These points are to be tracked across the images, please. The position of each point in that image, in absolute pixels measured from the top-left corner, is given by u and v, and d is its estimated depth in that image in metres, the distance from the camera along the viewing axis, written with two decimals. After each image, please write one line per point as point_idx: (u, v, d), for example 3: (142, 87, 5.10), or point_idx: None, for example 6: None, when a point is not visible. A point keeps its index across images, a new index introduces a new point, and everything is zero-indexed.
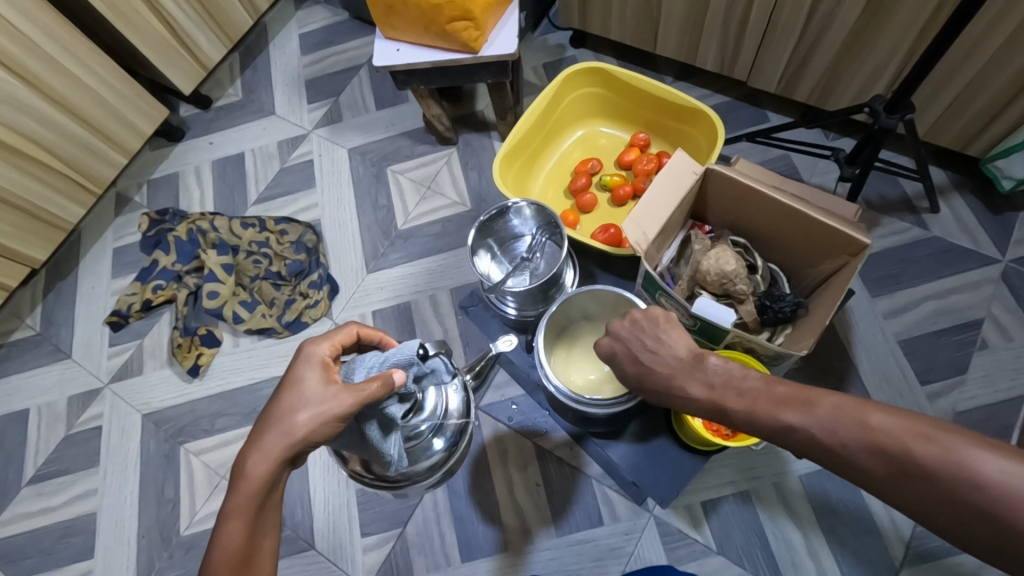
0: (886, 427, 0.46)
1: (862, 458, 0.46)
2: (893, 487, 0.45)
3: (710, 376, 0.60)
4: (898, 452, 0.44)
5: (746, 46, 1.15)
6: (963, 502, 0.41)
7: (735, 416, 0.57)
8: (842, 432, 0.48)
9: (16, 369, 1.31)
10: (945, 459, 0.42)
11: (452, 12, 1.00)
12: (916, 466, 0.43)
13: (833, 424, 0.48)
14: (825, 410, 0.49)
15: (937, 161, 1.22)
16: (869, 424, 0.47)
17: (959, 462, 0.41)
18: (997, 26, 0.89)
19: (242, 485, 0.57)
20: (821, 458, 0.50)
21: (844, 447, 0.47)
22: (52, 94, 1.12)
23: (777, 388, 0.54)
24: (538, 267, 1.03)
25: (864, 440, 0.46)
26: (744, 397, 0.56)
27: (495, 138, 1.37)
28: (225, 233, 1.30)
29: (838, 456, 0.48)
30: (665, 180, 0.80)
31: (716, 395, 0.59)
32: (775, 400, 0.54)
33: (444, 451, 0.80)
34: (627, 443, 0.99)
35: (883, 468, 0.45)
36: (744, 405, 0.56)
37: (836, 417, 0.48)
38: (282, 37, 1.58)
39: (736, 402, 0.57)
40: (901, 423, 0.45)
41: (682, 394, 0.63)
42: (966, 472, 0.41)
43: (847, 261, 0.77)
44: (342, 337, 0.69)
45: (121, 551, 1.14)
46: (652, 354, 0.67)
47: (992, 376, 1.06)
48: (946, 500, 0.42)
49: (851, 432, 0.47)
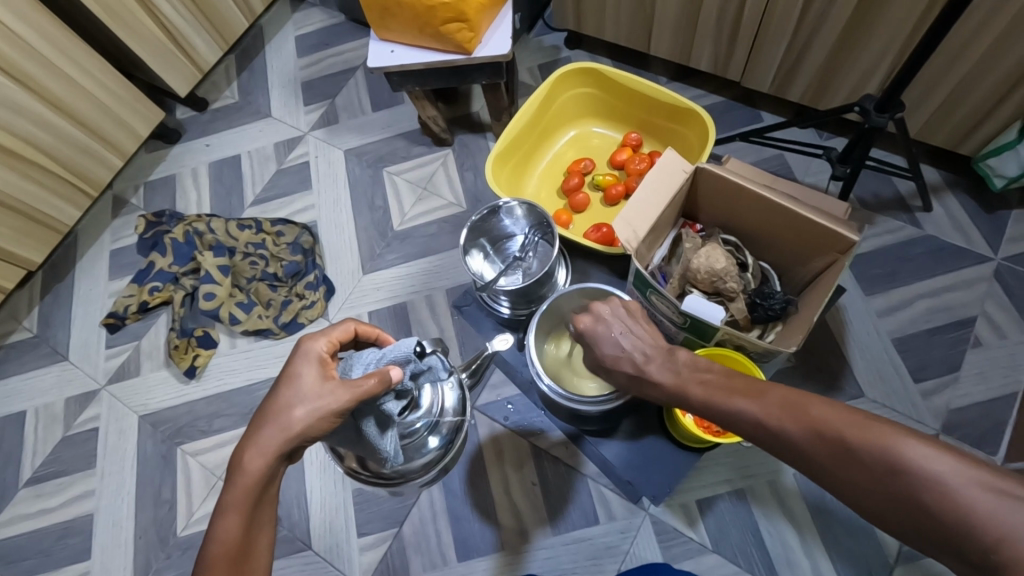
0: (825, 416, 0.51)
1: (802, 443, 0.52)
2: (827, 470, 0.50)
3: (677, 364, 0.68)
4: (832, 437, 0.49)
5: (739, 46, 1.16)
6: (885, 483, 0.45)
7: (702, 406, 0.62)
8: (787, 419, 0.53)
9: (14, 370, 1.31)
10: (871, 443, 0.47)
11: (446, 13, 1.01)
12: (847, 449, 0.48)
13: (783, 414, 0.54)
14: (776, 400, 0.55)
15: (931, 160, 1.22)
16: (811, 413, 0.52)
17: (882, 445, 0.46)
18: (986, 25, 0.89)
19: (238, 480, 0.57)
20: (771, 446, 0.55)
21: (789, 432, 0.53)
22: (49, 96, 1.12)
23: (738, 381, 0.60)
24: (532, 266, 1.03)
25: (805, 426, 0.52)
26: (709, 388, 0.62)
27: (491, 139, 1.38)
28: (222, 234, 1.30)
29: (784, 441, 0.54)
30: (655, 178, 0.80)
31: (681, 383, 0.66)
32: (736, 391, 0.60)
33: (438, 449, 0.81)
34: (620, 441, 1.00)
35: (820, 452, 0.50)
36: (708, 395, 0.62)
37: (783, 406, 0.54)
38: (279, 39, 1.59)
39: (699, 391, 0.63)
40: (839, 413, 0.50)
41: (651, 379, 0.69)
42: (887, 455, 0.45)
43: (837, 258, 0.78)
44: (339, 333, 0.69)
45: (119, 552, 1.14)
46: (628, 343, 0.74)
47: (986, 373, 1.06)
48: (870, 480, 0.46)
49: (796, 419, 0.53)
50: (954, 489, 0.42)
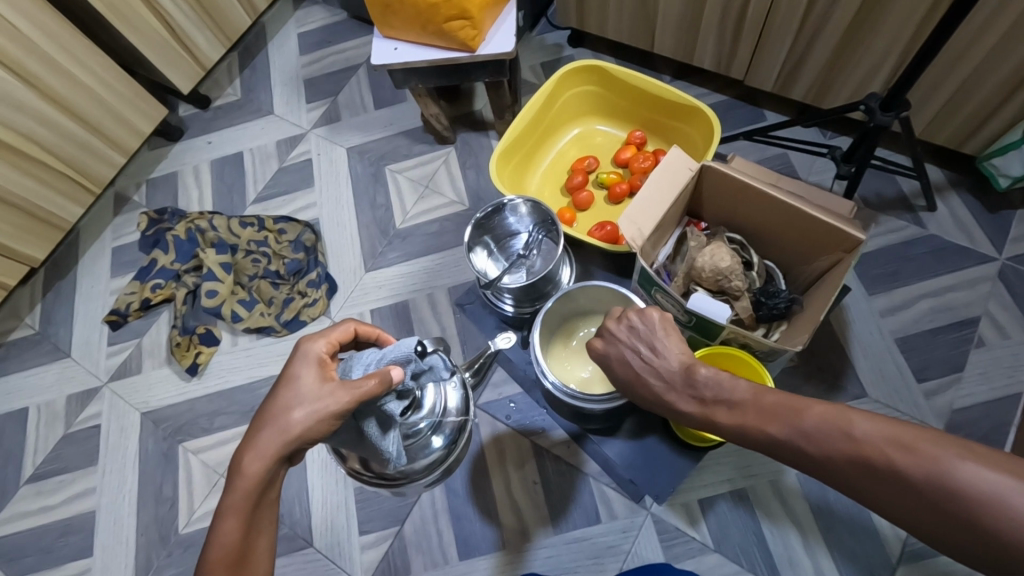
0: (871, 437, 0.47)
1: (848, 468, 0.48)
2: (879, 497, 0.46)
3: (700, 391, 0.61)
4: (882, 461, 0.45)
5: (743, 45, 1.15)
6: (947, 511, 0.42)
7: (725, 428, 0.59)
8: (829, 443, 0.49)
9: (15, 368, 1.31)
10: (928, 469, 0.43)
11: (449, 11, 1.01)
12: (901, 476, 0.44)
13: (816, 433, 0.50)
14: (813, 420, 0.51)
15: (934, 159, 1.22)
16: (855, 435, 0.48)
17: (940, 469, 0.42)
18: (991, 24, 0.89)
19: (237, 483, 0.57)
20: (810, 469, 0.51)
21: (831, 456, 0.49)
22: (51, 93, 1.12)
23: (767, 400, 0.55)
24: (536, 264, 1.03)
25: (850, 451, 0.47)
26: (734, 410, 0.58)
27: (494, 137, 1.37)
28: (224, 231, 1.30)
29: (827, 465, 0.49)
30: (660, 177, 0.80)
31: (707, 410, 0.60)
32: (765, 410, 0.55)
33: (443, 448, 0.81)
34: (623, 440, 1.00)
35: (870, 478, 0.46)
36: (737, 417, 0.57)
37: (821, 428, 0.50)
38: (281, 37, 1.58)
39: (727, 415, 0.58)
40: (886, 432, 0.46)
41: (673, 407, 0.64)
42: (948, 482, 0.42)
43: (842, 257, 0.77)
44: (339, 334, 0.69)
45: (120, 549, 1.14)
46: (644, 364, 0.68)
47: (989, 373, 1.06)
48: (929, 508, 0.43)
49: (838, 442, 0.48)
50: (1015, 509, 0.39)
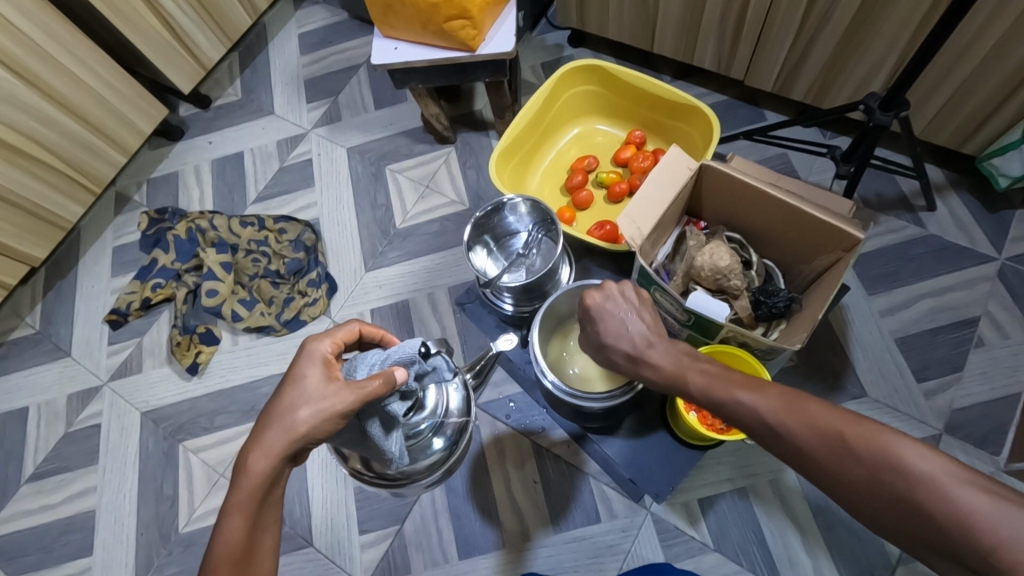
0: (826, 415, 0.50)
1: (800, 441, 0.50)
2: (825, 469, 0.49)
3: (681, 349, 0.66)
4: (837, 439, 0.48)
5: (743, 45, 1.16)
6: (884, 485, 0.45)
7: (695, 391, 0.61)
8: (787, 416, 0.52)
9: (16, 367, 1.31)
10: (874, 446, 0.46)
11: (449, 10, 1.01)
12: (849, 451, 0.47)
13: (780, 411, 0.52)
14: (777, 395, 0.53)
15: (934, 159, 1.22)
16: (813, 412, 0.50)
17: (885, 448, 0.45)
18: (991, 25, 0.89)
19: (243, 481, 0.58)
20: (765, 439, 0.54)
21: (791, 432, 0.51)
22: (52, 93, 1.12)
23: (736, 373, 0.58)
24: (535, 262, 1.03)
25: (808, 425, 0.50)
26: (708, 374, 0.60)
27: (494, 137, 1.37)
28: (224, 231, 1.30)
29: (781, 437, 0.52)
30: (659, 176, 0.80)
31: (681, 366, 0.64)
32: (735, 385, 0.57)
33: (443, 450, 0.80)
34: (623, 439, 0.99)
35: (823, 453, 0.49)
36: (706, 387, 0.59)
37: (782, 402, 0.52)
38: (282, 37, 1.59)
39: (699, 380, 0.61)
40: (840, 414, 0.49)
41: (650, 363, 0.67)
42: (889, 459, 0.45)
43: (841, 256, 0.78)
44: (344, 334, 0.69)
45: (120, 548, 1.14)
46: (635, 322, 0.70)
47: (989, 373, 1.06)
48: (869, 483, 0.46)
49: (796, 416, 0.51)
50: (950, 490, 0.42)
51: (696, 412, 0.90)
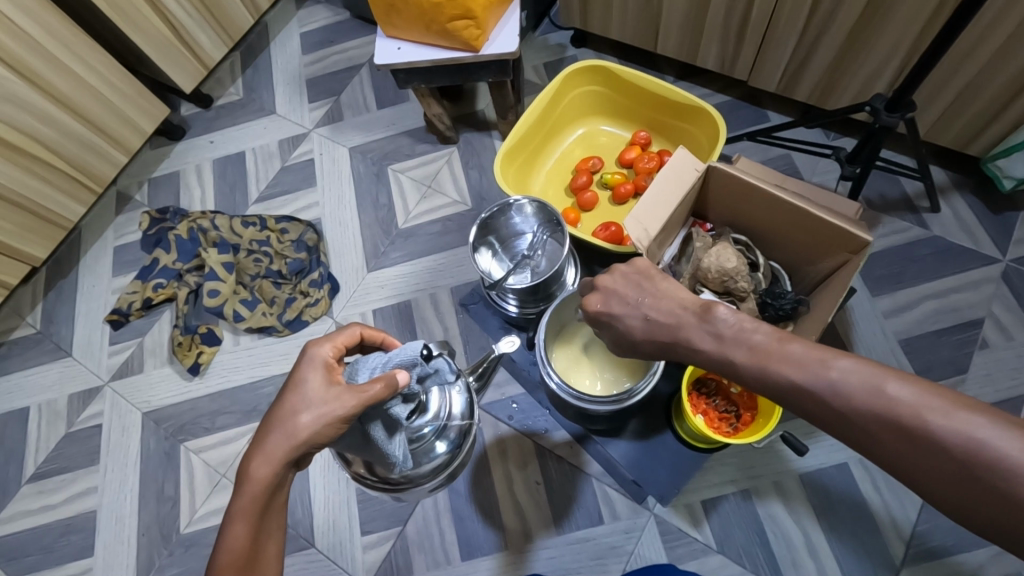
0: (903, 396, 0.43)
1: (870, 428, 0.44)
2: (899, 458, 0.43)
3: (718, 327, 0.56)
4: (912, 422, 0.42)
5: (747, 45, 1.15)
6: (974, 479, 0.39)
7: (741, 371, 0.53)
8: (857, 399, 0.45)
9: (17, 366, 1.31)
10: (960, 435, 0.40)
11: (452, 10, 1.00)
12: (930, 441, 0.41)
13: (843, 386, 0.46)
14: (843, 372, 0.46)
15: (938, 161, 1.22)
16: (885, 394, 0.44)
17: (973, 437, 0.40)
18: (997, 26, 0.89)
19: (245, 487, 0.57)
20: (827, 422, 0.47)
21: (855, 412, 0.45)
22: (54, 92, 1.12)
23: (791, 346, 0.50)
24: (541, 264, 1.04)
25: (880, 410, 0.44)
26: (753, 351, 0.52)
27: (496, 137, 1.37)
28: (226, 231, 1.30)
29: (847, 420, 0.46)
30: (666, 176, 0.80)
31: (725, 348, 0.55)
32: (786, 358, 0.50)
33: (447, 453, 0.80)
34: (627, 441, 0.99)
35: (891, 437, 0.43)
36: (754, 361, 0.52)
37: (848, 381, 0.46)
38: (283, 37, 1.58)
39: (745, 356, 0.53)
40: (919, 395, 0.43)
41: (688, 344, 0.58)
42: (981, 451, 0.39)
43: (848, 258, 0.77)
44: (345, 338, 0.69)
45: (121, 549, 1.14)
46: (655, 311, 0.62)
47: (993, 375, 1.06)
48: (952, 477, 0.40)
49: (865, 398, 0.44)
50: None
51: (703, 414, 0.90)
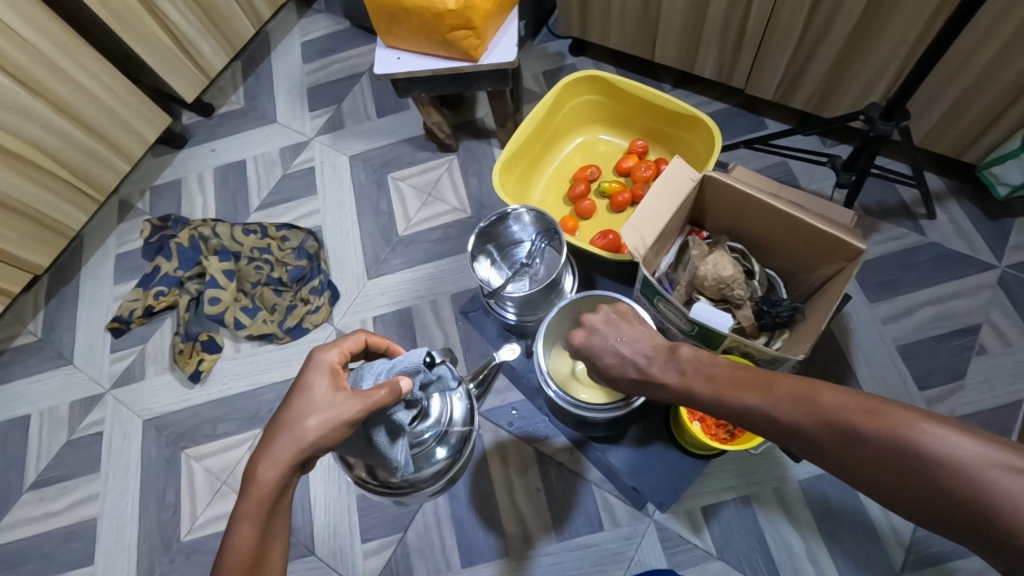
0: (832, 403, 0.48)
1: (810, 434, 0.49)
2: (837, 455, 0.47)
3: (682, 363, 0.64)
4: (842, 427, 0.47)
5: (744, 54, 1.16)
6: (899, 467, 0.43)
7: (704, 403, 0.60)
8: (796, 412, 0.50)
9: (18, 373, 1.31)
10: (885, 428, 0.44)
11: (452, 20, 1.02)
12: (857, 437, 0.45)
13: (785, 403, 0.51)
14: (784, 392, 0.52)
15: (935, 168, 1.22)
16: (817, 402, 0.49)
17: (895, 434, 0.43)
18: (992, 34, 0.90)
19: (252, 490, 0.58)
20: (783, 437, 0.52)
21: (798, 425, 0.50)
22: (56, 100, 1.13)
23: (742, 373, 0.57)
24: (539, 272, 1.04)
25: (815, 420, 0.49)
26: (711, 381, 0.59)
27: (496, 145, 1.38)
28: (227, 238, 1.31)
29: (794, 431, 0.51)
30: (663, 185, 0.81)
31: (685, 381, 0.63)
32: (740, 384, 0.57)
33: (446, 459, 0.79)
34: (627, 447, 1.01)
35: (829, 445, 0.48)
36: (712, 389, 0.59)
37: (789, 395, 0.51)
38: (285, 45, 1.59)
39: (703, 387, 0.60)
40: (849, 401, 0.47)
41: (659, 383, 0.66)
42: (902, 441, 0.43)
43: (843, 266, 0.78)
44: (350, 344, 0.70)
45: (122, 556, 1.14)
46: (629, 347, 0.70)
47: (991, 381, 1.06)
48: (881, 463, 0.44)
49: (800, 407, 0.50)
50: (967, 469, 0.39)
51: (699, 421, 0.91)
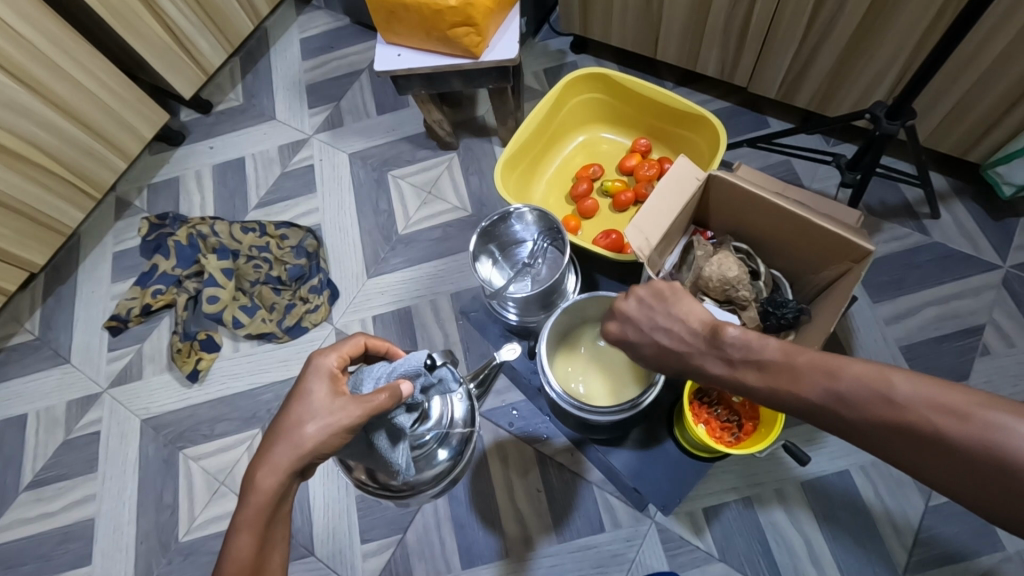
0: (915, 401, 0.44)
1: (888, 437, 0.45)
2: (922, 462, 0.44)
3: (728, 351, 0.56)
4: (926, 427, 0.43)
5: (746, 52, 1.15)
6: (994, 475, 0.40)
7: (756, 394, 0.54)
8: (870, 410, 0.46)
9: (15, 372, 1.30)
10: (978, 434, 0.41)
11: (453, 17, 1.01)
12: (948, 442, 0.42)
13: (854, 399, 0.47)
14: (851, 385, 0.47)
15: (938, 168, 1.22)
16: (895, 400, 0.45)
17: (988, 440, 0.40)
18: (998, 33, 0.89)
19: (251, 498, 0.57)
20: (843, 431, 0.49)
21: (869, 421, 0.46)
22: (53, 97, 1.12)
23: (800, 359, 0.51)
24: (541, 272, 1.03)
25: (890, 418, 0.45)
26: (764, 372, 0.53)
27: (496, 143, 1.37)
28: (226, 237, 1.30)
29: (863, 428, 0.47)
30: (668, 185, 0.80)
31: (737, 371, 0.56)
32: (796, 372, 0.51)
33: (449, 460, 0.79)
34: (630, 450, 1.00)
35: (905, 446, 0.44)
36: (765, 380, 0.53)
37: (857, 389, 0.47)
38: (283, 42, 1.58)
39: (754, 378, 0.54)
40: (927, 397, 0.44)
41: (702, 371, 0.59)
42: (1002, 451, 0.40)
43: (851, 267, 0.77)
44: (349, 348, 0.69)
45: (120, 556, 1.13)
46: (666, 335, 0.62)
47: (994, 382, 1.06)
48: (972, 472, 0.41)
49: (878, 407, 0.46)
50: None
51: (704, 424, 0.90)
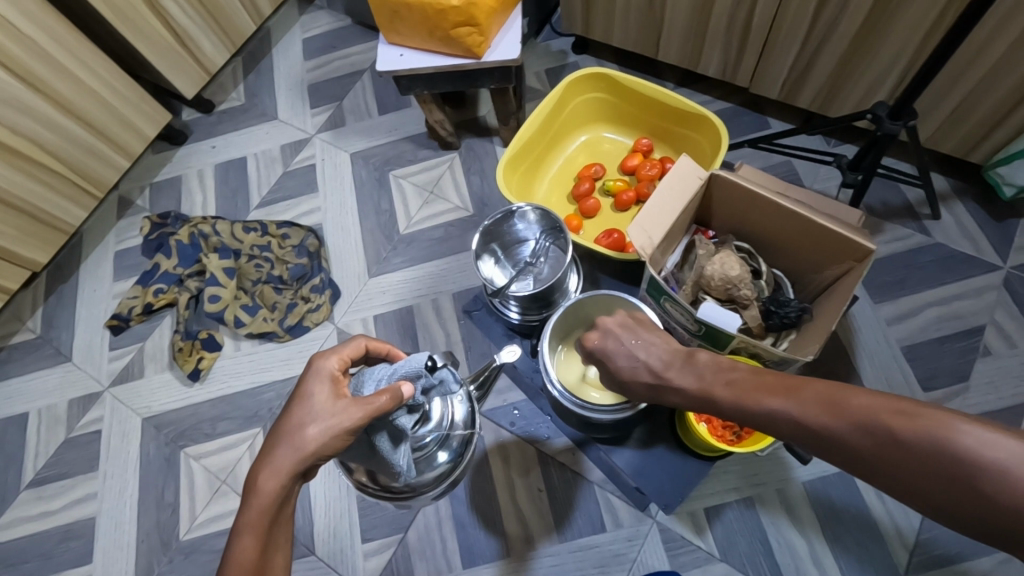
0: (868, 407, 0.44)
1: (846, 443, 0.45)
2: (878, 466, 0.43)
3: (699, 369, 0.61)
4: (879, 430, 0.43)
5: (748, 53, 1.16)
6: (945, 477, 0.39)
7: (727, 410, 0.56)
8: (826, 416, 0.46)
9: (16, 371, 1.30)
10: (925, 432, 0.40)
11: (456, 17, 1.01)
12: (900, 443, 0.41)
13: (813, 409, 0.47)
14: (811, 395, 0.48)
15: (940, 168, 1.22)
16: (850, 407, 0.45)
17: (940, 439, 0.39)
18: (999, 35, 0.89)
19: (254, 501, 0.57)
20: (807, 445, 0.49)
21: (828, 429, 0.46)
22: (53, 95, 1.12)
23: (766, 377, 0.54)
24: (543, 271, 1.03)
25: (846, 423, 0.45)
26: (730, 386, 0.56)
27: (498, 143, 1.37)
28: (227, 236, 1.30)
29: (822, 438, 0.47)
30: (671, 184, 0.80)
31: (704, 386, 0.59)
32: (763, 387, 0.53)
33: (449, 462, 0.79)
34: (632, 449, 1.00)
35: (863, 450, 0.44)
36: (733, 395, 0.55)
37: (816, 400, 0.48)
38: (286, 42, 1.58)
39: (725, 392, 0.56)
40: (883, 402, 0.44)
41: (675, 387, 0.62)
42: (952, 450, 0.39)
43: (853, 266, 0.77)
44: (350, 350, 0.68)
45: (120, 555, 1.13)
46: (643, 356, 0.67)
47: (996, 382, 1.06)
48: (924, 474, 0.40)
49: (833, 414, 0.46)
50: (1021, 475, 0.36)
51: (706, 422, 0.90)
